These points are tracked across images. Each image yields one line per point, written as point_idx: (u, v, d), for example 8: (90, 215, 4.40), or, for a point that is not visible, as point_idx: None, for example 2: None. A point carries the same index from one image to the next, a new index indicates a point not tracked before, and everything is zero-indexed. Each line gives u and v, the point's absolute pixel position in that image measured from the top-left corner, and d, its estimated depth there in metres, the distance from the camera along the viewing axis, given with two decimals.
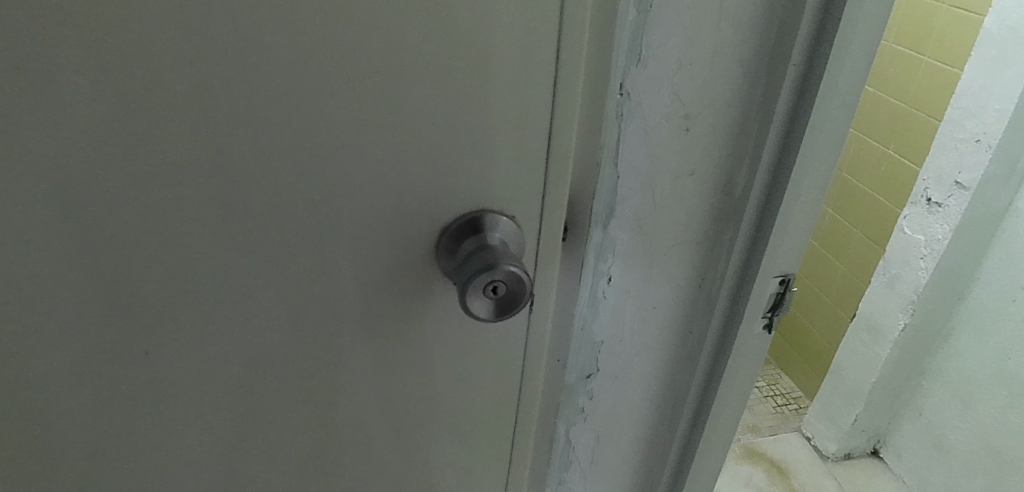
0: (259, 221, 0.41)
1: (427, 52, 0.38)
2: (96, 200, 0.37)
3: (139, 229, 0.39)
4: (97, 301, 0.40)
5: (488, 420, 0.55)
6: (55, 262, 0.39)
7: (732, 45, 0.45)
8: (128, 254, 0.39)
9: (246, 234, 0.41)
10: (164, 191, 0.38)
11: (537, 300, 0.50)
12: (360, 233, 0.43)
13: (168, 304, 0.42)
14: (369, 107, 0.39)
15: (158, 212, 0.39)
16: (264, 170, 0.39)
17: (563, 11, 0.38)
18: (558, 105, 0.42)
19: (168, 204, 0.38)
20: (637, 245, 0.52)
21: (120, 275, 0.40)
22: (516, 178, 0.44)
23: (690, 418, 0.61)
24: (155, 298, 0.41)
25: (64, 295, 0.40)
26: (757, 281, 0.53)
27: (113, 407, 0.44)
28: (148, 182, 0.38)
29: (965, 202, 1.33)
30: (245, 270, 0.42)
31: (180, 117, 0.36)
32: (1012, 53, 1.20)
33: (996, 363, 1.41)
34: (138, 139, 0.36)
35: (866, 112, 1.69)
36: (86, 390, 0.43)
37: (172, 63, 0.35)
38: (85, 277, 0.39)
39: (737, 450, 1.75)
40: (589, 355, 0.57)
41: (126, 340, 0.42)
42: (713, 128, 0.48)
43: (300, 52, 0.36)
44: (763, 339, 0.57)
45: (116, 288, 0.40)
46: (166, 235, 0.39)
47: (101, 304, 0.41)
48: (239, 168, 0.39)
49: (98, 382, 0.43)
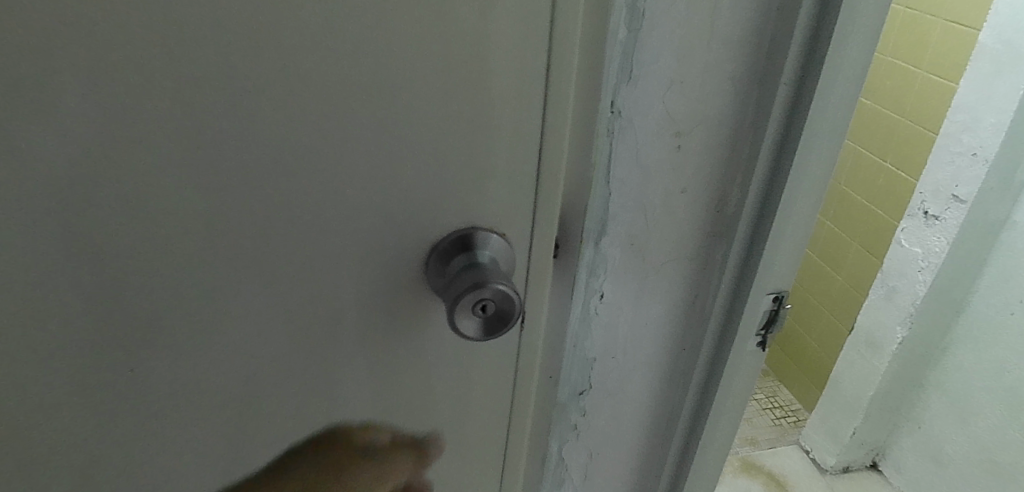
0: (247, 241, 0.40)
1: (418, 71, 0.38)
2: (74, 223, 0.37)
3: (135, 253, 0.38)
4: (92, 327, 0.40)
5: (478, 438, 0.54)
6: (31, 287, 0.38)
7: (724, 62, 0.44)
8: (108, 276, 0.39)
9: (233, 254, 0.41)
10: (147, 212, 0.38)
11: (528, 318, 0.49)
12: (353, 251, 0.43)
13: (153, 328, 0.41)
14: (359, 128, 0.39)
15: (141, 233, 0.38)
16: (253, 189, 0.39)
17: (552, 31, 0.38)
18: (549, 123, 0.41)
19: (150, 225, 0.38)
20: (628, 262, 0.51)
21: (99, 297, 0.39)
22: (507, 196, 0.44)
23: (683, 435, 0.61)
24: (139, 321, 0.41)
25: (40, 322, 0.39)
26: (750, 298, 0.52)
27: (91, 433, 0.43)
28: (130, 203, 0.37)
29: (962, 215, 1.33)
30: (231, 291, 0.42)
31: (166, 138, 0.36)
32: (1007, 67, 1.21)
33: (995, 376, 1.40)
34: (120, 162, 0.36)
35: (863, 123, 1.70)
36: (64, 417, 0.42)
37: (158, 84, 0.34)
38: (62, 301, 0.38)
39: (735, 463, 1.73)
40: (581, 372, 0.57)
41: (104, 366, 0.41)
42: (704, 146, 0.48)
43: (291, 74, 0.36)
44: (757, 356, 0.57)
45: (95, 311, 0.39)
46: (147, 255, 0.39)
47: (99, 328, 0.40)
48: (227, 188, 0.38)
49: (74, 410, 0.42)
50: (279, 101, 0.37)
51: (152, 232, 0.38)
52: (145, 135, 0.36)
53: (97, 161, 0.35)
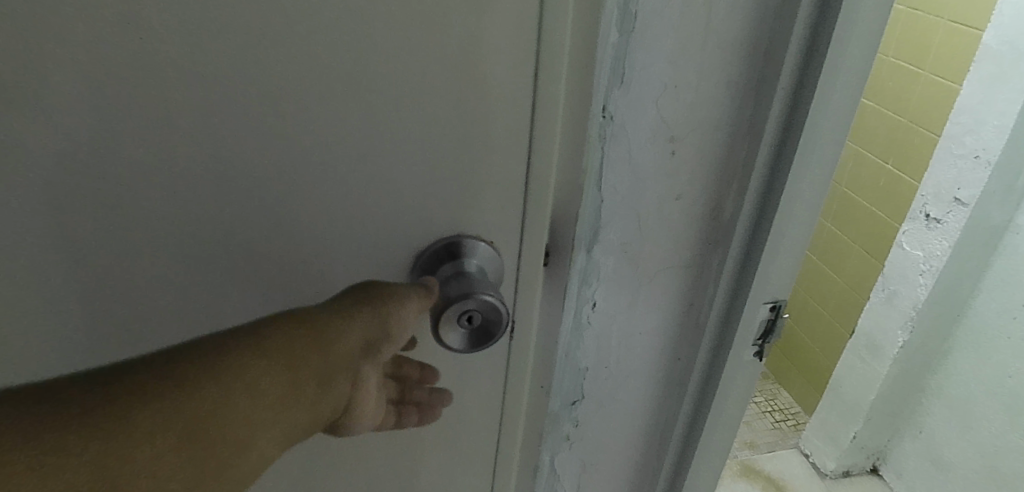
0: (223, 247, 0.41)
1: (400, 74, 0.37)
2: (54, 222, 0.38)
3: (127, 254, 0.40)
4: (93, 320, 0.42)
5: (467, 449, 0.53)
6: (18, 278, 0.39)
7: (720, 65, 0.43)
8: (89, 274, 0.40)
9: (210, 258, 0.41)
10: (123, 215, 0.38)
11: (518, 328, 0.48)
12: (335, 254, 0.42)
13: (133, 326, 0.42)
14: (340, 129, 0.38)
15: (117, 236, 0.39)
16: (229, 193, 0.39)
17: (541, 33, 0.37)
18: (539, 128, 0.40)
19: (125, 228, 0.39)
20: (622, 270, 0.50)
21: (83, 292, 0.41)
22: (495, 203, 0.43)
23: (679, 446, 0.60)
24: (120, 317, 0.42)
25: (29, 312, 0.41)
26: (746, 308, 0.51)
27: None
28: (106, 206, 0.38)
29: (964, 219, 1.31)
30: (210, 296, 0.42)
31: (141, 143, 0.36)
32: (1010, 69, 1.19)
33: (997, 381, 1.39)
34: (95, 165, 0.36)
35: (864, 125, 1.68)
36: None
37: (134, 89, 0.35)
38: (49, 293, 0.40)
39: (734, 467, 1.72)
40: (573, 382, 0.55)
41: (90, 355, 0.43)
42: (698, 152, 0.46)
43: (270, 74, 0.36)
44: (754, 366, 0.56)
45: (77, 304, 0.41)
46: (125, 257, 0.40)
47: (96, 321, 0.42)
48: (204, 192, 0.38)
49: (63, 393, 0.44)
50: (257, 101, 0.36)
51: (142, 234, 0.39)
52: (131, 138, 0.36)
53: (89, 164, 0.36)
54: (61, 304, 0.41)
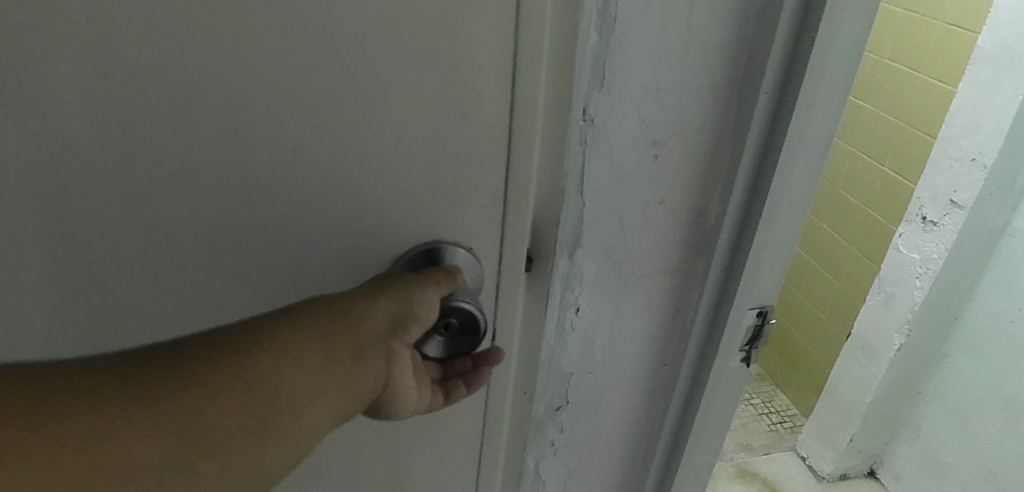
0: (196, 262, 0.39)
1: (370, 91, 0.36)
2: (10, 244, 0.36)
3: (98, 274, 0.38)
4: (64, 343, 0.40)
5: (450, 456, 0.52)
6: None
7: (702, 68, 0.42)
8: (52, 295, 0.38)
9: (183, 274, 0.39)
10: (87, 233, 0.36)
11: (500, 334, 0.47)
12: (303, 275, 0.41)
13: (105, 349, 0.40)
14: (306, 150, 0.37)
15: (82, 255, 0.37)
16: (200, 206, 0.37)
17: (517, 37, 0.36)
18: (517, 134, 0.39)
19: (91, 246, 0.37)
20: (605, 275, 0.49)
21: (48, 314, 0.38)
22: (469, 220, 0.42)
23: (666, 452, 0.59)
24: (90, 340, 0.40)
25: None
26: (732, 314, 0.51)
27: None
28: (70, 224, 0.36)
29: (960, 221, 1.30)
30: (185, 313, 0.40)
31: (102, 156, 0.34)
32: (1006, 71, 1.19)
33: (994, 384, 1.38)
34: (55, 181, 0.34)
35: (860, 127, 1.68)
36: None
37: (91, 100, 0.33)
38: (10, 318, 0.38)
39: (730, 469, 1.71)
40: (558, 388, 0.55)
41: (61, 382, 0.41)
42: (680, 157, 0.46)
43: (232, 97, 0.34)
44: (741, 372, 0.55)
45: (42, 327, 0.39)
46: (92, 277, 0.38)
47: (67, 351, 0.40)
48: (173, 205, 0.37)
49: None
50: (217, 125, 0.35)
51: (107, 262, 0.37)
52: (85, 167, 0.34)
53: (46, 192, 0.35)
54: (26, 342, 0.39)
